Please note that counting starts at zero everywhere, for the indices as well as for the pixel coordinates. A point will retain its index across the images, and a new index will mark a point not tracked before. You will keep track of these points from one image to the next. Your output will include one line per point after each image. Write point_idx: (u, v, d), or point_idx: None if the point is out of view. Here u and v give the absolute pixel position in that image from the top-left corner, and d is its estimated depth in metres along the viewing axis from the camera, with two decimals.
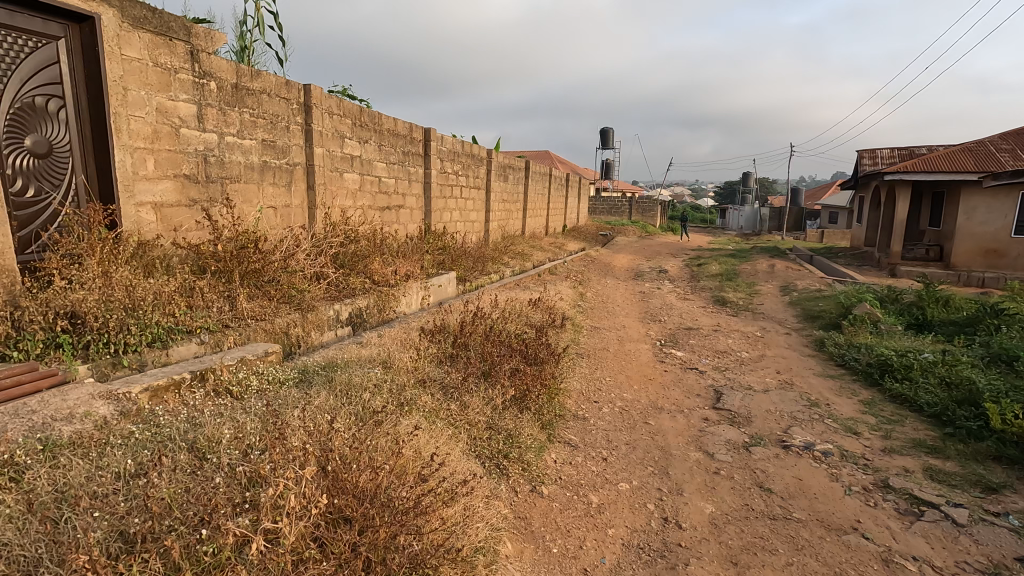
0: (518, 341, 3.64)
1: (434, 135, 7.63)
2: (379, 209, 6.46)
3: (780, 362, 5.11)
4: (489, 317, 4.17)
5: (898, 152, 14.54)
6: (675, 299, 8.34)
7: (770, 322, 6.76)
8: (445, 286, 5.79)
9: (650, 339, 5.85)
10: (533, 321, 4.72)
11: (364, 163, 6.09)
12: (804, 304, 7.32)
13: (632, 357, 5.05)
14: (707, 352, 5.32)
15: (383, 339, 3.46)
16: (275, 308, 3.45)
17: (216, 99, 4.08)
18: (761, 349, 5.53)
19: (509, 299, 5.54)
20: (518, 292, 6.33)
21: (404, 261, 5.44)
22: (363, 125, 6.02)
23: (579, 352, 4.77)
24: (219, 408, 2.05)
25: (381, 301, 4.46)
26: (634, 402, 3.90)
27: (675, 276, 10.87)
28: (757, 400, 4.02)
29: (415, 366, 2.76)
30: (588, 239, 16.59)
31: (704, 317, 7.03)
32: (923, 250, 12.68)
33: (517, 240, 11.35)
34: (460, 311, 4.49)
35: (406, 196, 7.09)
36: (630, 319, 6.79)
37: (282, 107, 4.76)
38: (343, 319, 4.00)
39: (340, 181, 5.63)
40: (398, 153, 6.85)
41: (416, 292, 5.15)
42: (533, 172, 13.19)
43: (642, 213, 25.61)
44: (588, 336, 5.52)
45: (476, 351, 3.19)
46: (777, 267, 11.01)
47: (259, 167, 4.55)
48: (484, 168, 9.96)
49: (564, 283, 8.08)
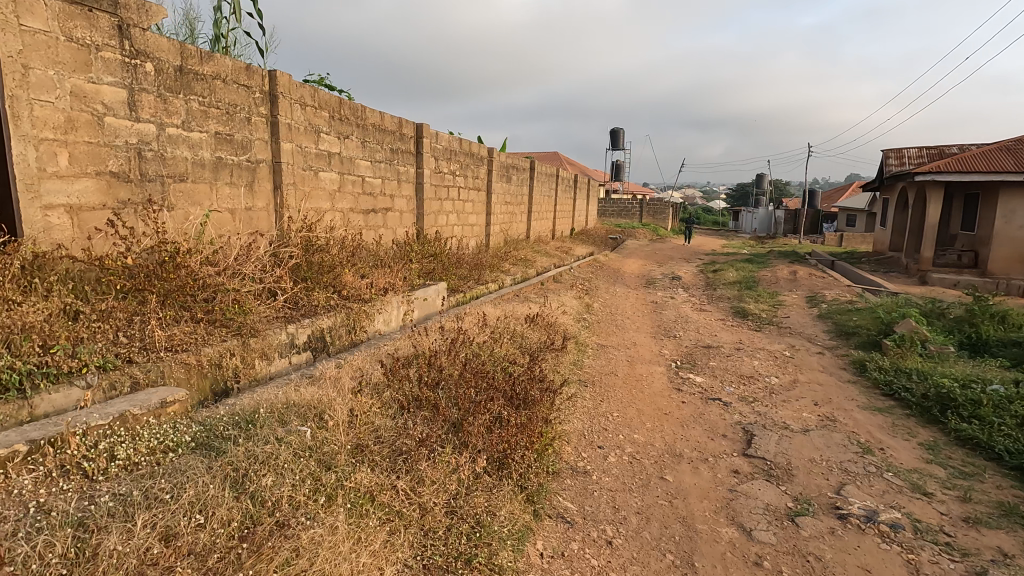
0: (504, 375, 2.99)
1: (427, 131, 7.00)
2: (361, 213, 5.82)
3: (817, 391, 4.40)
4: (474, 341, 3.53)
5: (927, 152, 13.70)
6: (690, 310, 7.63)
7: (799, 339, 6.03)
8: (431, 300, 5.14)
9: (665, 359, 5.15)
10: (527, 344, 4.05)
11: (344, 161, 5.47)
12: (835, 318, 6.58)
13: (644, 384, 4.36)
14: (731, 377, 4.61)
15: (339, 372, 2.81)
16: (206, 331, 2.83)
17: (153, 84, 3.47)
18: (792, 374, 4.82)
19: (504, 315, 4.88)
20: (516, 306, 5.66)
21: (383, 272, 4.80)
22: (343, 119, 5.40)
23: (582, 380, 4.10)
24: (43, 507, 1.41)
25: (350, 320, 3.83)
26: (646, 447, 3.22)
27: (689, 284, 10.15)
28: (796, 443, 3.32)
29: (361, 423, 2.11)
30: (596, 243, 15.89)
31: (725, 332, 6.31)
32: (955, 256, 11.84)
33: (520, 244, 10.69)
34: (442, 331, 3.84)
35: (394, 198, 6.46)
36: (640, 335, 6.09)
37: (242, 95, 4.15)
38: (300, 344, 3.36)
39: (313, 181, 5.01)
40: (385, 152, 6.22)
41: (396, 307, 4.51)
42: (538, 173, 12.52)
43: (654, 216, 24.83)
44: (592, 358, 4.84)
45: (448, 393, 2.54)
46: (800, 274, 10.26)
47: (212, 164, 3.94)
48: (485, 167, 9.31)
49: (568, 292, 7.41)
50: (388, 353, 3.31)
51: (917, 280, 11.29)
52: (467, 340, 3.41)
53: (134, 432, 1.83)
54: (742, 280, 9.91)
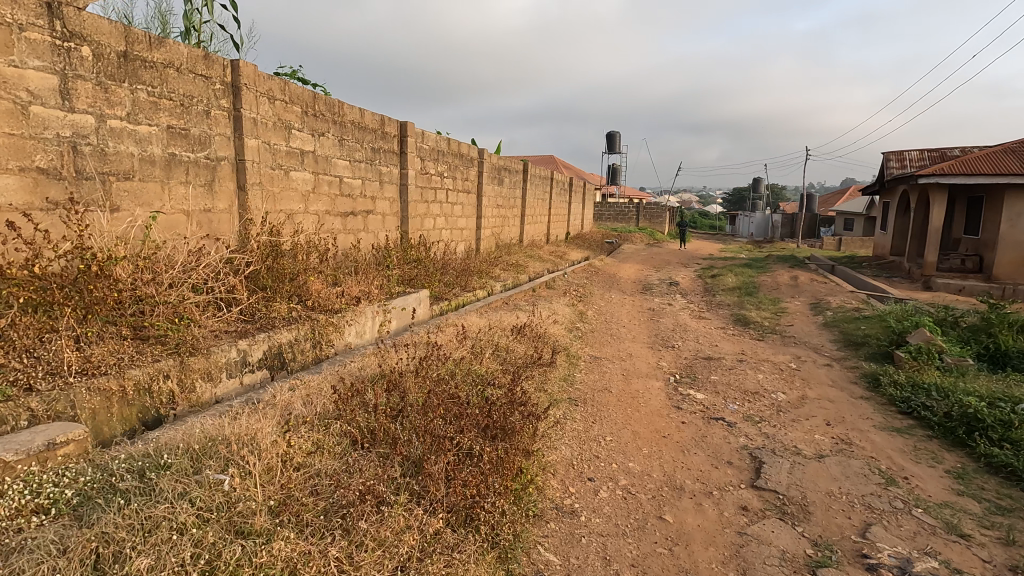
0: (479, 399, 2.63)
1: (412, 130, 6.64)
2: (339, 216, 5.45)
3: (828, 409, 4.04)
4: (449, 358, 3.17)
5: (929, 154, 13.43)
6: (689, 318, 7.28)
7: (804, 350, 5.68)
8: (411, 309, 4.77)
9: (663, 373, 4.79)
10: (512, 360, 3.69)
11: (319, 160, 5.10)
12: (842, 327, 6.24)
13: (640, 402, 4.00)
14: (735, 393, 4.25)
15: (289, 397, 2.45)
16: (135, 350, 2.46)
17: (91, 70, 3.10)
18: (800, 389, 4.45)
19: (489, 326, 4.50)
20: (503, 315, 5.28)
21: (358, 280, 4.43)
22: (317, 115, 5.04)
23: (572, 399, 3.74)
24: None
25: (313, 333, 3.46)
26: (642, 477, 2.86)
27: (687, 290, 9.81)
28: (812, 472, 2.95)
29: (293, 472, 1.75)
30: (592, 247, 15.55)
31: (726, 342, 5.96)
32: (959, 261, 11.54)
33: (512, 249, 10.34)
34: (415, 346, 3.47)
35: (375, 201, 6.09)
36: (637, 345, 5.73)
37: (199, 86, 3.78)
38: (253, 363, 3.00)
39: (283, 181, 4.65)
40: (366, 151, 5.85)
41: (370, 318, 4.14)
42: (532, 175, 12.17)
43: (650, 220, 24.52)
44: (585, 372, 4.48)
45: (409, 425, 2.19)
46: (801, 279, 9.93)
47: (164, 161, 3.57)
48: (475, 169, 8.96)
49: (561, 299, 7.06)
50: (351, 371, 2.94)
51: (921, 285, 10.98)
52: (439, 357, 3.05)
53: (1, 485, 1.46)
54: (741, 286, 9.58)
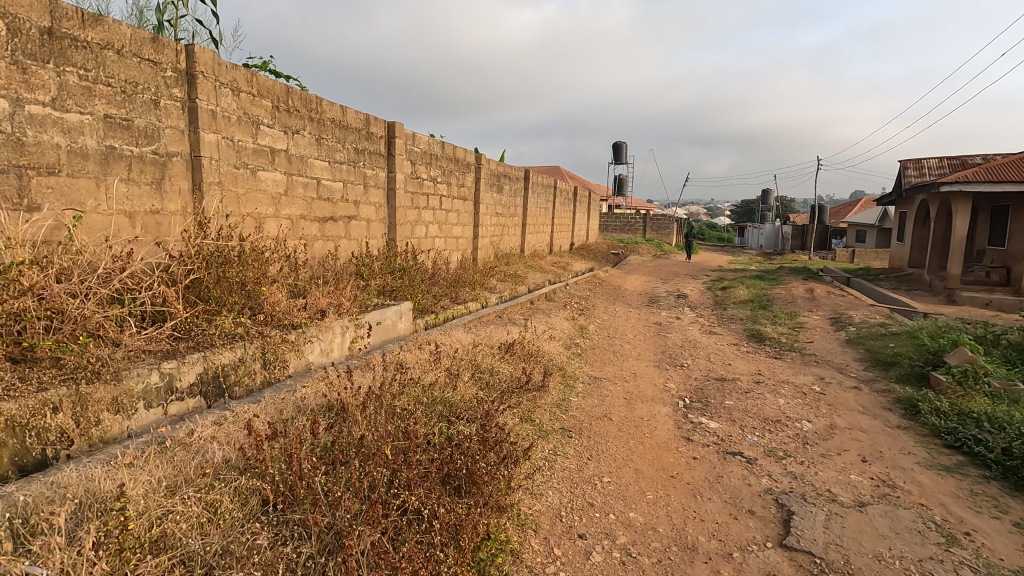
0: (442, 438, 2.14)
1: (400, 131, 6.22)
2: (316, 222, 5.01)
3: (862, 442, 3.50)
4: (417, 385, 2.69)
5: (948, 162, 12.88)
6: (699, 333, 6.75)
7: (827, 370, 5.14)
8: (390, 324, 4.29)
9: (671, 396, 4.27)
10: (494, 385, 3.19)
11: (293, 160, 4.67)
12: (868, 345, 5.69)
13: (644, 432, 3.48)
14: (753, 422, 3.72)
15: (204, 435, 1.96)
16: (16, 375, 2.00)
17: (5, 47, 2.67)
18: (827, 417, 3.91)
19: (474, 342, 4.01)
20: (494, 330, 4.79)
21: (327, 292, 3.96)
22: (291, 111, 4.62)
23: (565, 431, 3.23)
24: None
25: (263, 352, 2.99)
26: (645, 531, 2.35)
27: (696, 303, 9.29)
28: (853, 527, 2.42)
29: (151, 567, 1.27)
30: (597, 258, 15.07)
31: (740, 361, 5.43)
32: (983, 273, 10.95)
33: (512, 259, 9.88)
34: (382, 367, 2.99)
35: (359, 205, 5.64)
36: (641, 363, 5.21)
37: (144, 73, 3.36)
38: (180, 390, 2.53)
39: (249, 182, 4.21)
40: (348, 152, 5.42)
41: (339, 334, 3.67)
42: (534, 183, 11.74)
43: (658, 231, 24.03)
44: (582, 395, 3.97)
45: (343, 478, 1.71)
46: (818, 291, 9.39)
47: (100, 155, 3.14)
48: (472, 175, 8.54)
49: (560, 313, 6.57)
50: (296, 400, 2.46)
51: (945, 299, 10.38)
52: (403, 386, 2.57)
53: None
54: (753, 298, 9.06)
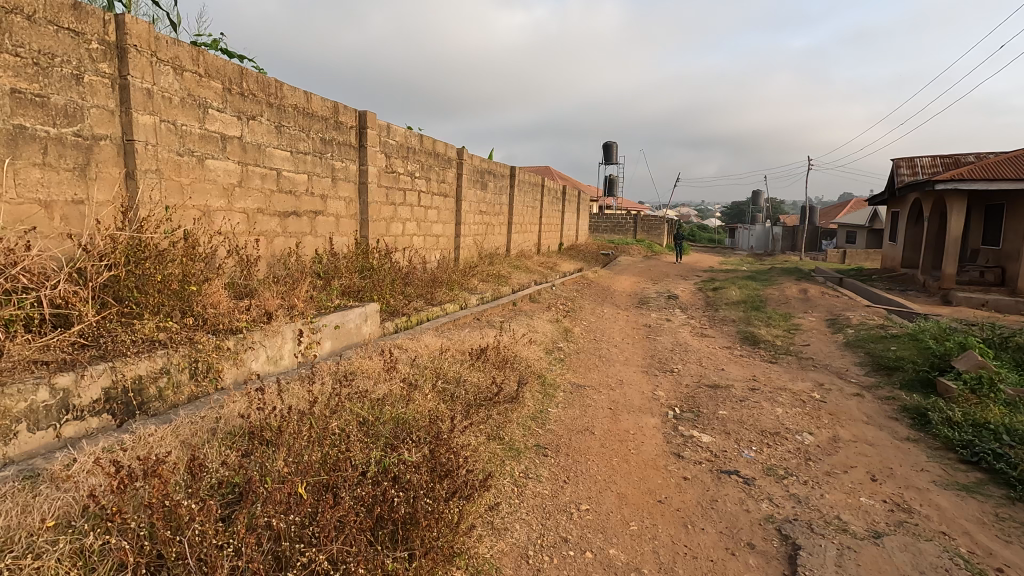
0: (378, 473, 1.77)
1: (373, 121, 5.83)
2: (276, 217, 4.61)
3: (869, 457, 3.16)
4: (361, 403, 2.30)
5: (941, 160, 12.69)
6: (690, 336, 6.41)
7: (826, 376, 4.81)
8: (352, 327, 3.91)
9: (660, 406, 3.91)
10: (459, 398, 2.81)
11: (248, 148, 4.27)
12: (868, 348, 5.37)
13: (629, 448, 3.12)
14: (750, 435, 3.37)
15: (78, 467, 1.57)
16: None
17: None
18: (829, 428, 3.57)
19: (443, 348, 3.63)
20: (468, 334, 4.42)
21: (278, 293, 3.57)
22: (246, 94, 4.22)
23: (540, 448, 2.86)
24: None
25: (191, 362, 2.60)
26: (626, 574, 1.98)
27: (687, 304, 8.97)
28: (871, 565, 2.07)
29: None
30: (586, 259, 14.74)
31: (733, 366, 5.09)
32: (977, 273, 10.73)
33: (497, 259, 9.51)
34: (328, 380, 2.61)
35: (326, 200, 5.25)
36: (628, 369, 4.86)
37: (63, 43, 2.95)
38: (79, 407, 2.14)
39: (195, 171, 3.81)
40: (313, 142, 5.03)
41: (289, 339, 3.28)
42: (520, 181, 11.39)
43: (648, 232, 23.77)
44: (562, 406, 3.61)
45: (233, 533, 1.34)
46: (811, 292, 9.11)
47: (6, 135, 2.73)
48: (453, 171, 8.17)
49: (544, 315, 6.21)
50: (216, 420, 2.08)
51: (940, 299, 10.14)
52: (341, 405, 2.19)
53: None
54: (746, 300, 8.75)
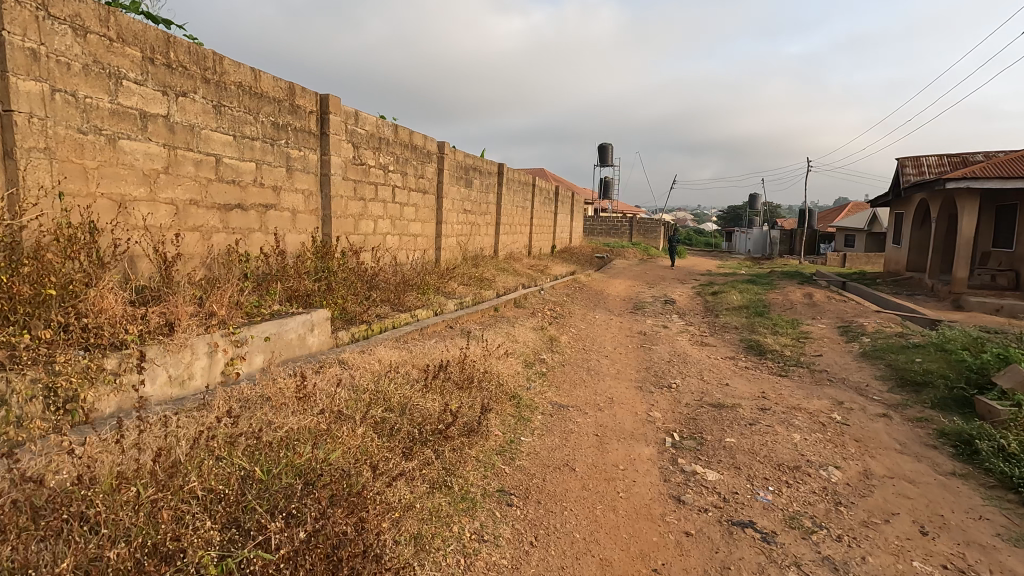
0: None
1: (337, 106, 5.24)
2: (215, 210, 4.01)
3: (912, 501, 2.57)
4: (245, 451, 1.70)
5: (948, 159, 12.21)
6: (690, 345, 5.82)
7: (845, 393, 4.22)
8: (291, 339, 3.31)
9: (656, 432, 3.31)
10: (398, 435, 2.21)
11: (177, 129, 3.67)
12: (889, 359, 4.80)
13: (617, 490, 2.51)
14: (764, 472, 2.78)
15: None
16: None
17: None
18: (859, 461, 2.98)
19: (395, 365, 3.03)
20: (433, 345, 3.82)
21: (195, 299, 2.96)
22: (174, 66, 3.63)
23: (504, 496, 2.26)
24: None
25: (44, 392, 2.00)
26: None
27: (685, 309, 8.39)
28: None
29: None
30: (580, 262, 14.16)
31: (739, 380, 4.50)
32: (988, 277, 10.20)
33: (482, 261, 8.92)
34: (223, 413, 2.00)
35: (279, 192, 4.65)
36: (620, 384, 4.26)
37: None
38: None
39: (104, 153, 3.21)
40: (263, 126, 4.43)
41: (199, 355, 2.67)
42: (510, 180, 10.82)
43: (644, 235, 23.22)
44: (538, 433, 3.02)
45: None
46: (817, 296, 8.55)
47: None
48: (433, 166, 7.58)
49: (528, 322, 5.61)
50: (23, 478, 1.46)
51: (952, 304, 9.58)
52: (209, 459, 1.58)
53: None
54: (748, 305, 8.17)
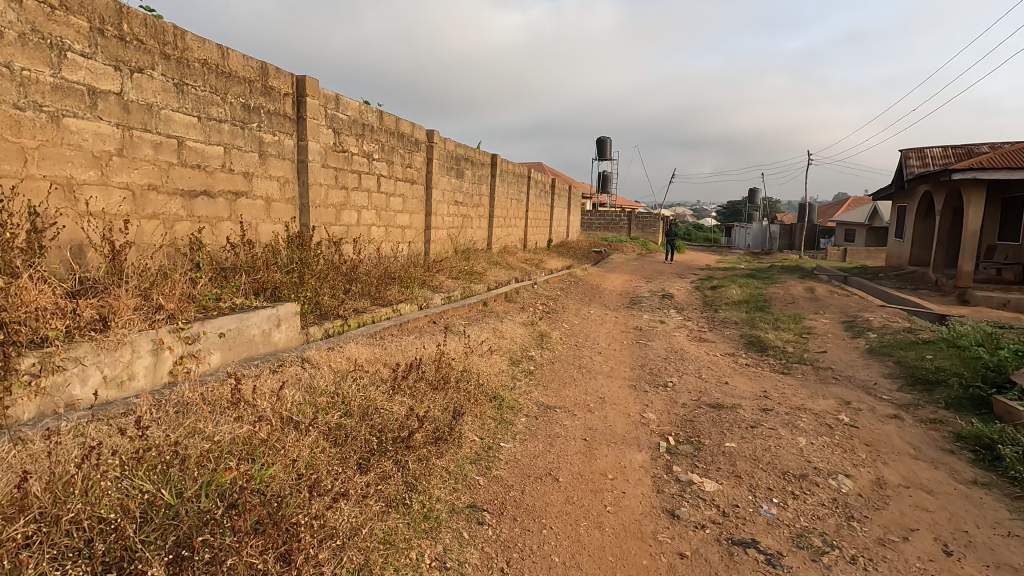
0: None
1: (315, 89, 4.95)
2: (177, 196, 3.73)
3: (932, 515, 2.31)
4: (154, 470, 1.43)
5: (953, 151, 11.93)
6: (687, 341, 5.56)
7: (852, 392, 3.96)
8: (253, 335, 3.04)
9: (649, 435, 3.05)
10: (354, 444, 1.94)
11: (133, 108, 3.39)
12: (897, 356, 4.53)
13: (604, 504, 2.25)
14: (768, 481, 2.52)
15: None
16: None
17: None
18: (871, 468, 2.72)
19: (362, 363, 2.76)
20: (411, 341, 3.55)
21: (143, 291, 2.69)
22: (129, 40, 3.34)
23: (474, 513, 1.99)
24: None
25: None
26: None
27: (683, 304, 8.13)
28: None
29: None
30: (577, 257, 13.91)
31: (740, 378, 4.24)
32: (994, 271, 9.94)
33: (475, 255, 8.65)
34: (146, 420, 1.73)
35: (251, 179, 4.37)
36: (613, 383, 4.00)
37: None
38: None
39: (46, 131, 2.93)
40: (232, 108, 4.14)
41: (142, 353, 2.41)
42: (504, 171, 10.54)
43: (643, 229, 22.94)
44: (520, 438, 2.75)
45: None
46: (819, 291, 8.29)
47: None
48: (422, 155, 7.29)
49: (518, 317, 5.34)
50: None
51: (957, 299, 9.32)
52: (105, 481, 1.32)
53: None
54: (748, 299, 7.91)
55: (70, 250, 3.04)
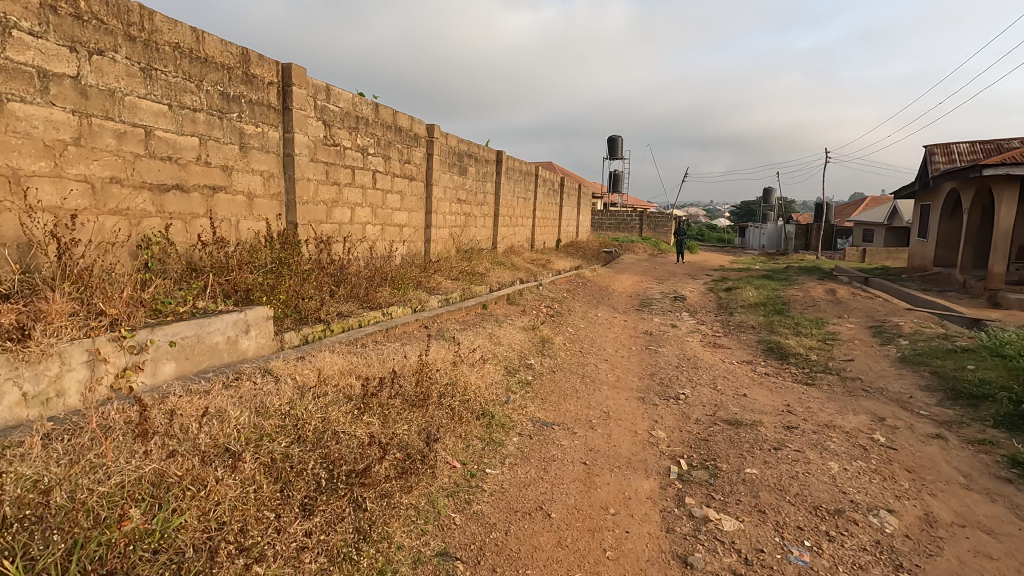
0: None
1: (302, 78, 4.65)
2: (144, 190, 3.44)
3: (998, 563, 1.93)
4: (10, 532, 1.12)
5: (981, 147, 11.38)
6: (701, 348, 5.17)
7: (885, 406, 3.57)
8: (215, 343, 2.73)
9: (658, 458, 2.69)
10: (299, 481, 1.61)
11: (92, 93, 3.10)
12: (934, 366, 4.12)
13: (603, 548, 1.90)
14: (797, 518, 2.15)
15: None
16: None
17: None
18: (917, 501, 2.34)
19: (331, 377, 2.43)
20: (394, 349, 3.22)
21: (84, 295, 2.38)
22: (87, 18, 3.05)
23: (444, 564, 1.66)
24: None
25: None
26: None
27: (696, 307, 7.73)
28: None
29: None
30: (586, 257, 13.52)
31: (760, 390, 3.86)
32: None
33: (478, 255, 8.32)
34: (36, 454, 1.42)
35: (230, 173, 4.07)
36: (619, 395, 3.64)
37: None
38: None
39: None
40: (209, 96, 3.85)
41: (71, 365, 2.10)
42: (510, 169, 10.20)
43: (655, 229, 22.48)
44: (509, 463, 2.41)
45: None
46: (841, 293, 7.85)
47: None
48: (422, 150, 6.98)
49: (518, 321, 5.00)
50: None
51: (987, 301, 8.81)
52: None
53: None
54: (765, 302, 7.50)
55: (15, 249, 2.76)
